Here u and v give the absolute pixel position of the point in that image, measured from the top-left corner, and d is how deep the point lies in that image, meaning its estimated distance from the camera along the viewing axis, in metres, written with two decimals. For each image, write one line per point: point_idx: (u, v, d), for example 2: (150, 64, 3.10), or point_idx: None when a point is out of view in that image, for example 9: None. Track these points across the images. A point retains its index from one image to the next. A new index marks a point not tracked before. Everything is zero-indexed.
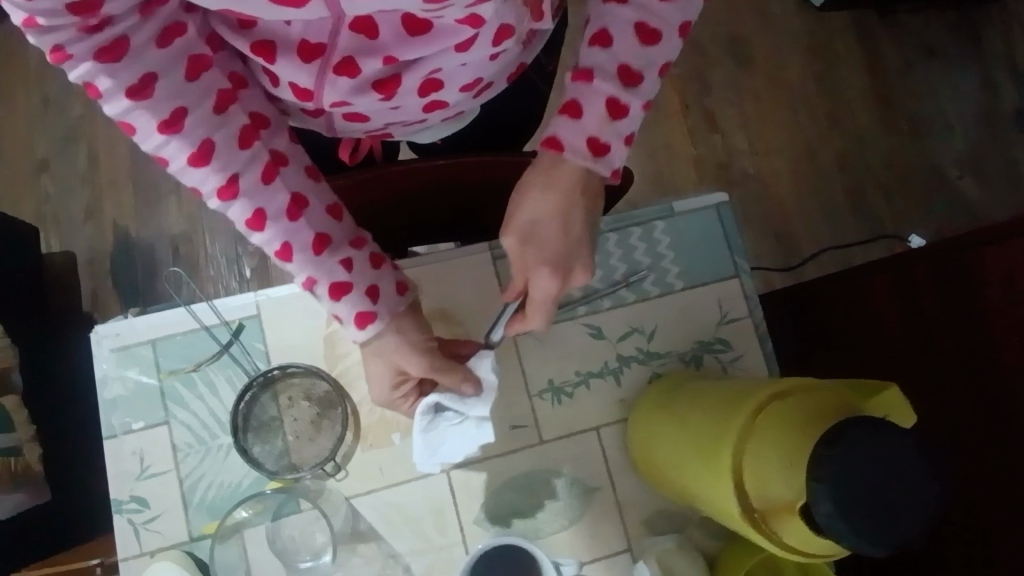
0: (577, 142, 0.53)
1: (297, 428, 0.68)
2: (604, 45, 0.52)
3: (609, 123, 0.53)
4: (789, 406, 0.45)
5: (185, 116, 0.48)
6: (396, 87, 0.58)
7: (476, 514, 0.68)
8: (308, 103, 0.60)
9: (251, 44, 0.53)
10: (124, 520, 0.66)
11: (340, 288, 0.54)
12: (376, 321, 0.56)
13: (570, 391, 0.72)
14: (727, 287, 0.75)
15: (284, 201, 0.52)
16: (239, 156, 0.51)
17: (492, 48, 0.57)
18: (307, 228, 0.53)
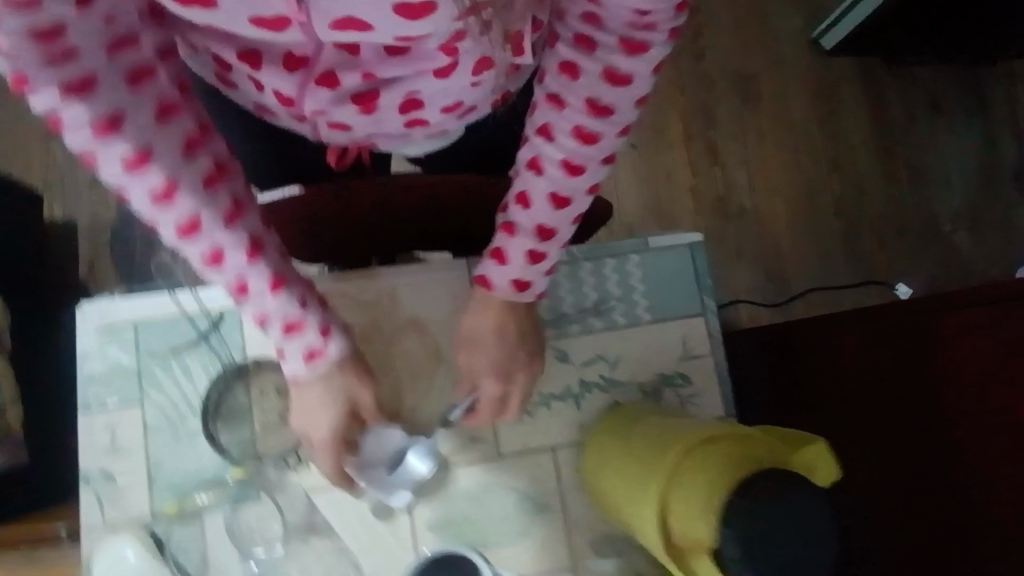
0: (528, 226, 0.61)
1: (265, 420, 0.71)
2: (537, 172, 0.60)
3: (530, 261, 0.63)
4: (718, 451, 0.47)
5: (124, 121, 0.44)
6: (374, 102, 0.61)
7: (427, 519, 0.71)
8: (292, 110, 0.63)
9: (237, 51, 0.57)
10: (91, 493, 0.69)
11: (273, 298, 0.55)
12: (306, 333, 0.58)
13: (531, 410, 0.74)
14: (693, 324, 0.78)
15: (196, 193, 0.48)
16: (184, 167, 0.48)
17: (472, 78, 0.60)
18: (247, 244, 0.52)
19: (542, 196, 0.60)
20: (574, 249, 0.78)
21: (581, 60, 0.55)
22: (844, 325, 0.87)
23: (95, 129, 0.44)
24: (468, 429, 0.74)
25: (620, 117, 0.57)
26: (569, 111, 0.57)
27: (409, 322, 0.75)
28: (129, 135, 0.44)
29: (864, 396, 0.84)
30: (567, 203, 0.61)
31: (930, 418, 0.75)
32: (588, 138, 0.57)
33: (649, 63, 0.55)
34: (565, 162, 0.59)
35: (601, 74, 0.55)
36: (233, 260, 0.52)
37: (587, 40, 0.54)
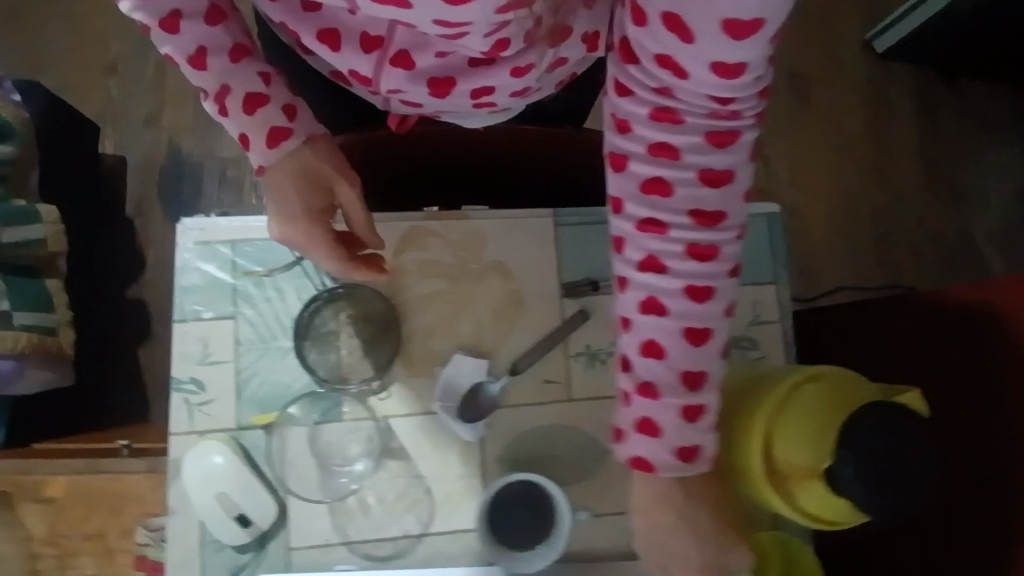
0: (672, 336, 0.52)
1: (352, 345, 0.73)
2: (665, 192, 0.52)
3: (694, 303, 0.52)
4: (820, 387, 0.50)
5: None
6: (449, 87, 0.70)
7: (497, 453, 0.74)
8: (369, 87, 0.73)
9: (320, 29, 0.68)
10: (181, 398, 0.71)
11: (276, 135, 0.60)
12: (290, 145, 0.61)
13: (604, 358, 0.76)
14: (764, 292, 0.80)
15: (228, 43, 0.59)
16: (191, 5, 0.58)
17: (545, 71, 0.70)
18: (243, 75, 0.59)
19: (684, 223, 0.52)
20: None
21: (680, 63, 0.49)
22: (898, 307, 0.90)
23: (160, 24, 0.57)
24: (543, 372, 0.76)
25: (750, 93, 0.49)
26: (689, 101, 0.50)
27: (493, 263, 0.77)
28: (183, 12, 0.57)
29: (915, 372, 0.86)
30: (716, 220, 0.52)
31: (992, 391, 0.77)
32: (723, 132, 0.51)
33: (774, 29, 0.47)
34: (704, 169, 0.51)
35: (713, 66, 0.47)
36: (267, 92, 0.60)
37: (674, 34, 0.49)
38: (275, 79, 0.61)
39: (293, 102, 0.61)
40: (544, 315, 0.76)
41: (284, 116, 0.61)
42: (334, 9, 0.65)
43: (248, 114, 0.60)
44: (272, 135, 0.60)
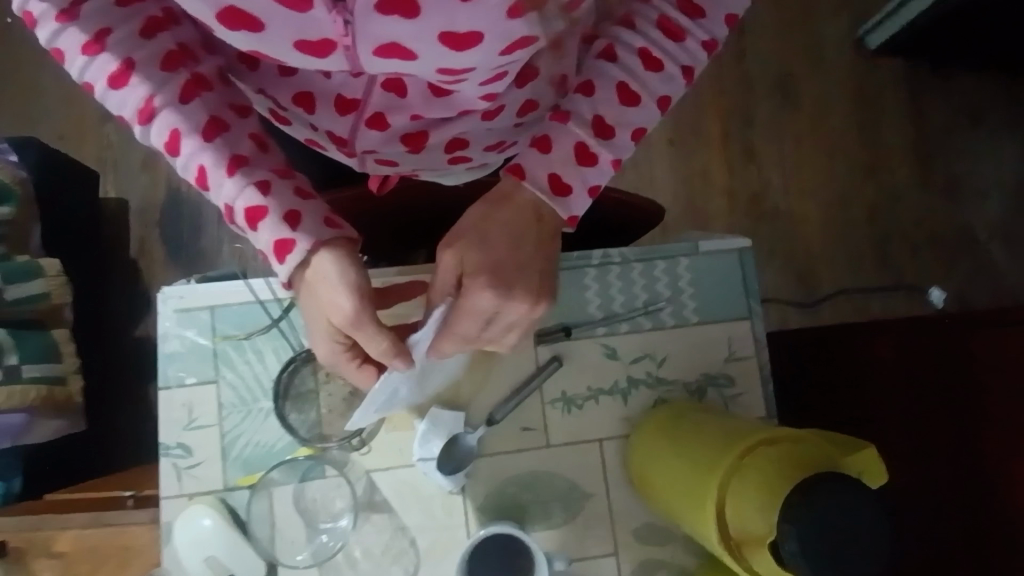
0: (539, 174, 0.58)
1: (331, 402, 0.75)
2: (588, 93, 0.58)
3: (557, 180, 0.58)
4: (774, 452, 0.51)
5: (153, 104, 0.56)
6: (423, 141, 0.68)
7: (478, 501, 0.75)
8: (343, 147, 0.70)
9: (293, 93, 0.64)
10: (169, 463, 0.74)
11: (284, 246, 0.56)
12: (294, 252, 0.56)
13: (580, 403, 0.78)
14: (739, 328, 0.80)
15: (225, 156, 0.56)
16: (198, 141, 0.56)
17: (517, 118, 0.68)
18: (241, 195, 0.56)
19: (588, 116, 0.57)
20: (625, 251, 0.81)
21: (640, 11, 0.58)
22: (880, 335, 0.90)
23: (167, 147, 0.57)
24: (520, 419, 0.77)
25: (685, 59, 0.58)
26: (637, 33, 0.57)
27: None
28: (182, 130, 0.56)
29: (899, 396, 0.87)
30: (610, 135, 0.57)
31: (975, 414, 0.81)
32: (654, 62, 0.57)
33: (724, 14, 0.58)
34: (623, 85, 0.57)
35: (640, 53, 0.57)
36: (266, 203, 0.56)
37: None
38: (274, 185, 0.56)
39: (297, 208, 0.57)
40: (518, 362, 0.78)
41: (288, 225, 0.56)
42: (308, 72, 0.61)
43: (253, 230, 0.57)
44: (279, 246, 0.57)
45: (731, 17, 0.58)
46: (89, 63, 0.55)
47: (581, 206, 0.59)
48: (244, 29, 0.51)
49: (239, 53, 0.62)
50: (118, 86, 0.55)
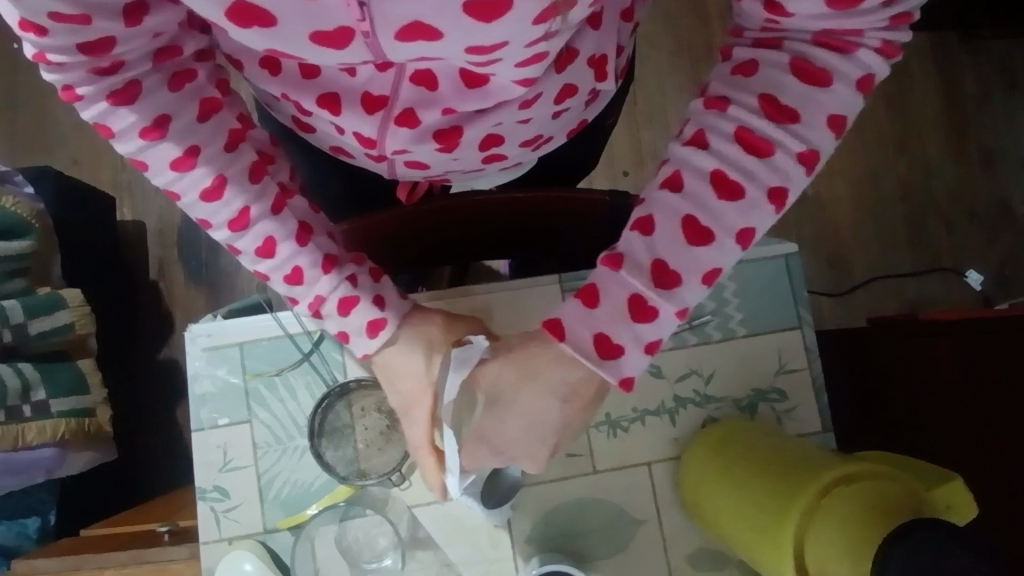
0: (582, 334, 0.52)
1: (368, 437, 0.72)
2: (645, 232, 0.51)
3: (605, 343, 0.52)
4: (854, 494, 0.49)
5: (197, 153, 0.52)
6: (456, 138, 0.63)
7: (525, 534, 0.72)
8: (372, 150, 0.65)
9: (317, 96, 0.59)
10: (207, 507, 0.72)
11: (348, 304, 0.58)
12: (383, 328, 0.60)
13: (626, 426, 0.75)
14: (789, 338, 0.77)
15: (318, 256, 0.57)
16: (250, 188, 0.55)
17: (554, 105, 0.63)
18: (313, 251, 0.57)
19: (644, 260, 0.51)
20: None
21: (711, 125, 0.50)
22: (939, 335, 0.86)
23: (202, 195, 0.53)
24: (565, 446, 0.74)
25: (770, 179, 0.49)
26: (710, 153, 0.49)
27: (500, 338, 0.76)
28: (228, 180, 0.53)
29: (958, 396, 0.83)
30: (675, 283, 0.51)
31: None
32: (730, 189, 0.49)
33: (825, 117, 0.48)
34: (688, 220, 0.50)
35: (710, 178, 0.49)
36: (352, 295, 0.58)
37: (721, 99, 0.50)
38: (360, 278, 0.59)
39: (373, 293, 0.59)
40: None
41: (375, 307, 0.59)
42: (333, 73, 0.56)
43: (338, 317, 0.59)
44: (365, 328, 0.59)
45: (837, 119, 0.48)
46: (114, 112, 0.49)
47: (637, 366, 0.53)
48: (256, 26, 0.47)
49: (261, 57, 0.57)
50: (212, 200, 0.53)
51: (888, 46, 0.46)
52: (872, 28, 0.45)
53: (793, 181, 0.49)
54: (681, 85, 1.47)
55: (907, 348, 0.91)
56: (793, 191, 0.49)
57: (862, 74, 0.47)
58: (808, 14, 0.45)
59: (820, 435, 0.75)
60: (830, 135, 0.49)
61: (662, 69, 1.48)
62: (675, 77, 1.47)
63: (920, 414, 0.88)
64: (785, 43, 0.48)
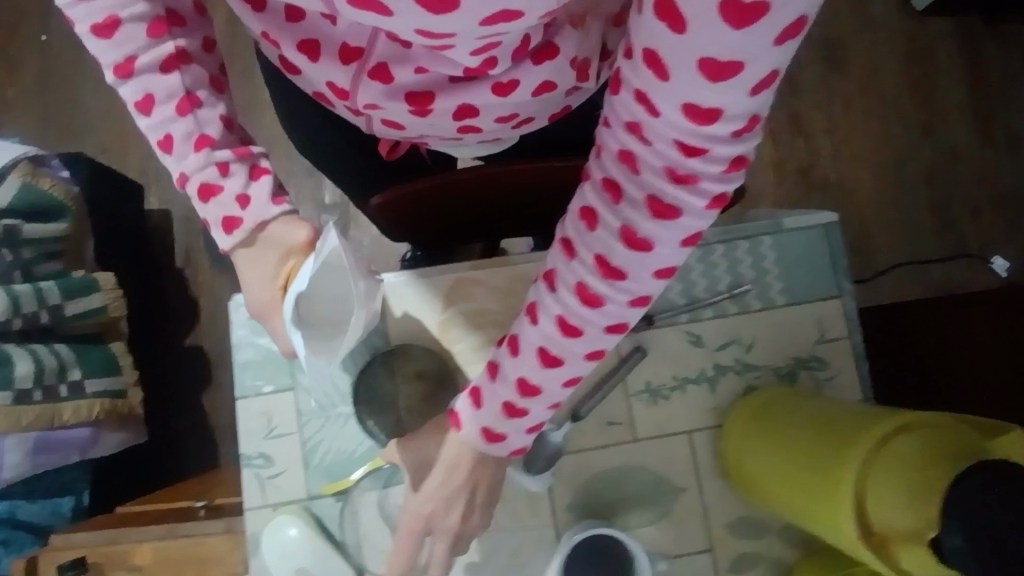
0: (529, 357, 0.49)
1: (410, 404, 0.73)
2: (552, 286, 0.46)
3: (544, 361, 0.49)
4: (915, 445, 0.49)
5: (117, 24, 0.51)
6: (428, 103, 0.63)
7: (566, 500, 0.73)
8: (347, 101, 0.66)
9: (297, 39, 0.59)
10: (251, 473, 0.73)
11: (208, 190, 0.56)
12: (240, 228, 0.57)
13: (666, 394, 0.75)
14: (829, 307, 0.76)
15: (193, 131, 0.55)
16: (140, 40, 0.52)
17: (530, 97, 0.63)
18: (192, 127, 0.55)
19: (571, 277, 0.45)
20: (706, 232, 0.77)
21: (600, 211, 0.42)
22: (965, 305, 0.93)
23: (95, 29, 0.52)
24: (604, 413, 0.74)
25: (686, 226, 0.41)
26: (627, 204, 0.40)
27: None
28: (123, 20, 0.51)
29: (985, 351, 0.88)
30: (596, 305, 0.45)
31: None
32: (639, 245, 0.41)
33: (712, 192, 0.39)
34: (601, 259, 0.43)
35: (620, 232, 0.41)
36: (222, 183, 0.56)
37: (591, 213, 0.42)
38: (233, 167, 0.56)
39: (248, 192, 0.57)
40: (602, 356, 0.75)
41: (238, 204, 0.57)
42: (317, 17, 0.56)
43: (203, 202, 0.57)
44: (226, 221, 0.57)
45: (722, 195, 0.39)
46: None
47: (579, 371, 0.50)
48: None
49: None
50: (103, 36, 0.52)
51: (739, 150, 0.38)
52: (722, 145, 0.37)
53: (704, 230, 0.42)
54: None
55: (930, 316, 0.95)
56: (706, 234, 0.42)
57: (751, 114, 0.35)
58: (667, 129, 0.36)
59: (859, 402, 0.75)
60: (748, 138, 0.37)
61: None
62: None
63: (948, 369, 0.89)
64: (641, 170, 0.39)
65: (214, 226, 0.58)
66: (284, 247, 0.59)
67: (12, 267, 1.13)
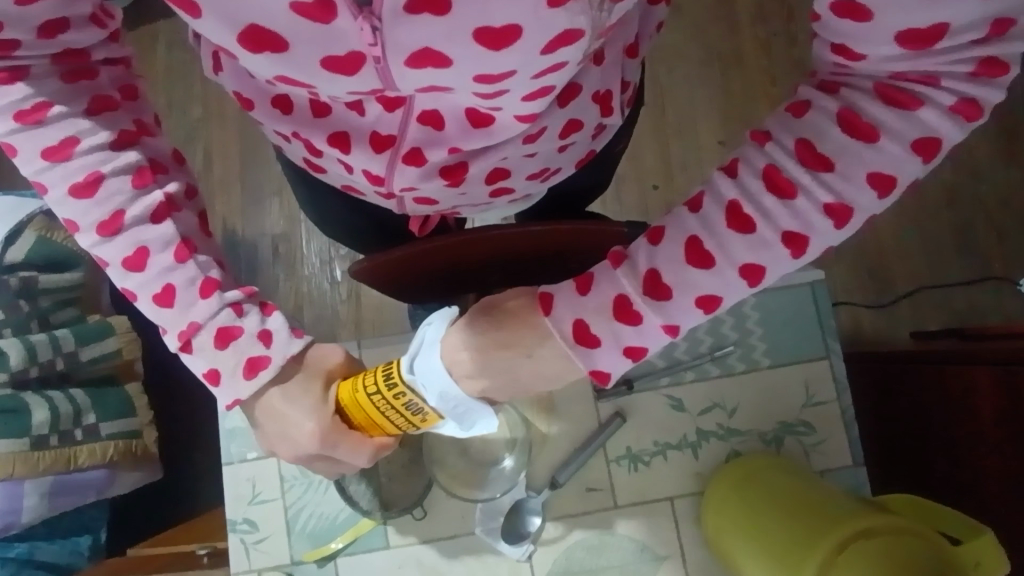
0: (564, 320, 0.47)
1: (390, 470, 0.73)
2: (654, 242, 0.46)
3: (619, 317, 0.46)
4: (875, 554, 0.52)
5: (100, 181, 0.52)
6: (462, 174, 0.64)
7: (548, 567, 0.72)
8: (380, 187, 0.66)
9: (330, 135, 0.60)
10: (237, 538, 0.74)
11: (225, 334, 0.54)
12: (268, 366, 0.54)
13: (647, 459, 0.74)
14: (816, 368, 0.75)
15: (194, 275, 0.54)
16: (126, 190, 0.53)
17: (559, 140, 0.64)
18: (195, 269, 0.54)
19: (641, 266, 0.46)
20: None
21: (746, 156, 0.45)
22: (921, 366, 0.94)
23: (76, 188, 0.52)
24: (584, 479, 0.74)
25: (822, 196, 0.42)
26: (761, 152, 0.44)
27: None
28: (104, 172, 0.52)
29: (939, 414, 0.91)
30: (664, 297, 0.45)
31: (971, 418, 0.84)
32: (743, 222, 0.44)
33: (867, 173, 0.42)
34: (693, 242, 0.45)
35: (726, 211, 0.44)
36: (238, 324, 0.54)
37: (763, 134, 0.45)
38: (246, 307, 0.55)
39: (267, 327, 0.55)
40: (580, 421, 0.75)
41: (260, 342, 0.54)
42: (342, 111, 0.57)
43: (220, 348, 0.54)
44: (249, 364, 0.54)
45: (883, 178, 0.42)
46: (25, 133, 0.51)
47: (608, 363, 0.47)
48: (269, 51, 0.47)
49: (274, 97, 0.58)
50: (84, 196, 0.52)
51: (967, 105, 0.40)
52: (955, 77, 0.40)
53: (816, 231, 0.43)
54: (708, 95, 1.44)
55: (903, 378, 0.99)
56: (817, 242, 0.44)
57: (832, 199, 0.42)
58: (881, 56, 0.40)
59: (850, 469, 0.73)
60: (830, 226, 0.43)
61: (690, 80, 1.45)
62: (704, 88, 1.44)
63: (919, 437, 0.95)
64: (843, 88, 0.43)
65: (235, 377, 0.54)
66: (303, 366, 0.56)
67: (29, 317, 1.15)
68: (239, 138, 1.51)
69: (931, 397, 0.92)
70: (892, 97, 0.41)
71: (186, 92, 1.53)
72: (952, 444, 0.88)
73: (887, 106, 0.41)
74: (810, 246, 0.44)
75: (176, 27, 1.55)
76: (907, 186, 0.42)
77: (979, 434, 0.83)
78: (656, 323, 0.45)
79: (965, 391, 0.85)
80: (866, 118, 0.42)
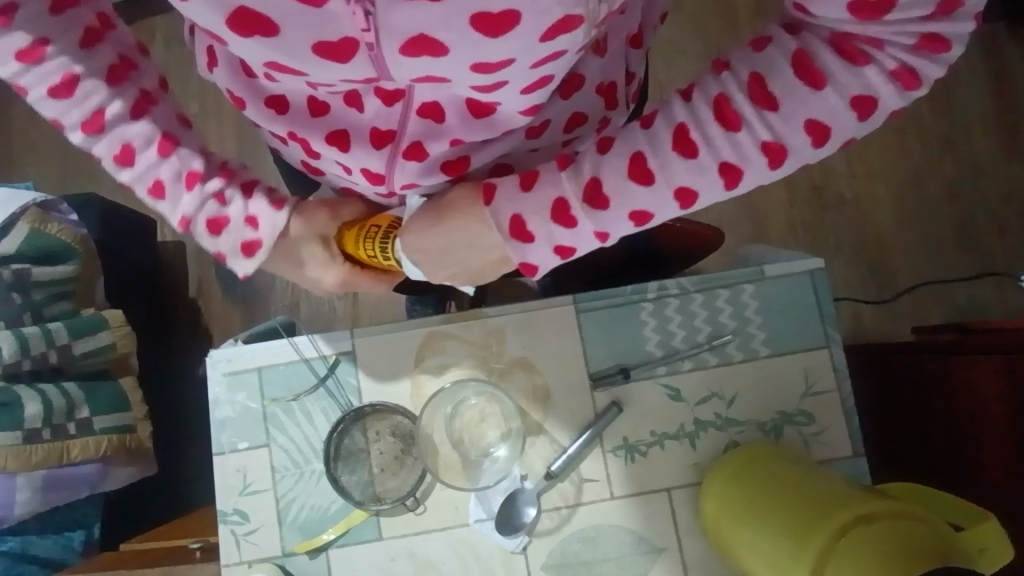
0: (502, 214, 0.50)
1: (382, 461, 0.73)
2: (601, 150, 0.48)
3: (556, 217, 0.49)
4: (876, 536, 0.51)
5: (77, 82, 0.52)
6: (465, 169, 0.61)
7: (542, 560, 0.71)
8: (381, 186, 0.63)
9: (327, 134, 0.58)
10: (227, 530, 0.73)
11: (217, 223, 0.58)
12: (262, 249, 0.59)
13: (644, 450, 0.73)
14: (816, 358, 0.74)
15: (181, 169, 0.56)
16: (105, 89, 0.53)
17: (565, 136, 0.61)
18: (180, 162, 0.56)
19: (585, 173, 0.48)
20: (684, 281, 0.75)
21: (702, 83, 0.45)
22: (926, 358, 0.93)
23: (54, 88, 0.51)
24: (581, 471, 0.73)
25: (761, 134, 0.43)
26: (726, 77, 0.43)
27: (517, 361, 0.75)
28: (81, 74, 0.52)
29: (943, 407, 0.89)
30: (601, 207, 0.48)
31: (976, 410, 0.83)
32: (688, 148, 0.44)
33: (804, 120, 0.42)
34: (637, 157, 0.46)
35: (674, 131, 0.45)
36: (225, 212, 0.58)
37: (721, 64, 0.44)
38: (229, 194, 0.58)
39: (252, 212, 0.59)
40: (576, 412, 0.74)
41: (250, 228, 0.59)
42: (340, 108, 0.55)
43: (215, 236, 0.58)
44: (245, 246, 0.59)
45: (818, 125, 0.42)
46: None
47: (539, 259, 0.51)
48: (259, 35, 0.45)
49: (268, 97, 0.57)
50: (62, 97, 0.52)
51: (904, 72, 0.40)
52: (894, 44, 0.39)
53: (751, 166, 0.44)
54: None
55: (907, 371, 0.97)
56: (750, 176, 0.45)
57: (770, 138, 0.43)
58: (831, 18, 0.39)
59: (850, 460, 0.72)
60: (764, 164, 0.44)
61: (691, 74, 1.44)
62: None
63: (922, 431, 0.93)
64: (802, 32, 0.41)
65: (235, 258, 0.60)
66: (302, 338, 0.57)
67: (21, 309, 1.12)
68: (236, 134, 1.50)
69: (935, 390, 0.91)
70: (843, 47, 0.40)
71: (184, 87, 1.52)
72: (956, 437, 0.86)
73: (835, 54, 0.40)
74: (744, 179, 0.45)
75: (173, 21, 1.54)
76: (842, 139, 0.43)
77: (984, 427, 0.82)
78: (589, 228, 0.48)
79: (970, 382, 0.84)
80: (817, 63, 0.40)
